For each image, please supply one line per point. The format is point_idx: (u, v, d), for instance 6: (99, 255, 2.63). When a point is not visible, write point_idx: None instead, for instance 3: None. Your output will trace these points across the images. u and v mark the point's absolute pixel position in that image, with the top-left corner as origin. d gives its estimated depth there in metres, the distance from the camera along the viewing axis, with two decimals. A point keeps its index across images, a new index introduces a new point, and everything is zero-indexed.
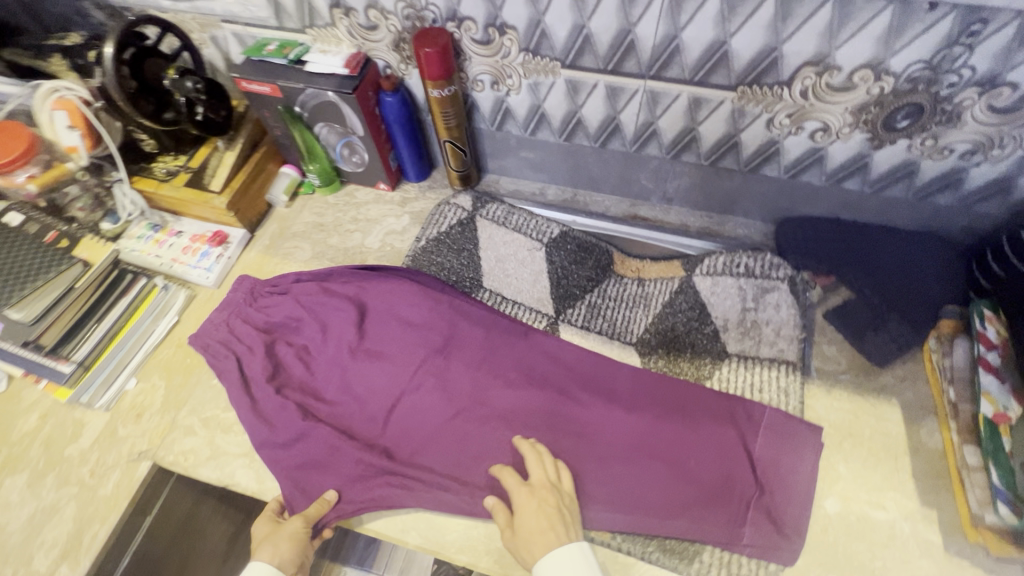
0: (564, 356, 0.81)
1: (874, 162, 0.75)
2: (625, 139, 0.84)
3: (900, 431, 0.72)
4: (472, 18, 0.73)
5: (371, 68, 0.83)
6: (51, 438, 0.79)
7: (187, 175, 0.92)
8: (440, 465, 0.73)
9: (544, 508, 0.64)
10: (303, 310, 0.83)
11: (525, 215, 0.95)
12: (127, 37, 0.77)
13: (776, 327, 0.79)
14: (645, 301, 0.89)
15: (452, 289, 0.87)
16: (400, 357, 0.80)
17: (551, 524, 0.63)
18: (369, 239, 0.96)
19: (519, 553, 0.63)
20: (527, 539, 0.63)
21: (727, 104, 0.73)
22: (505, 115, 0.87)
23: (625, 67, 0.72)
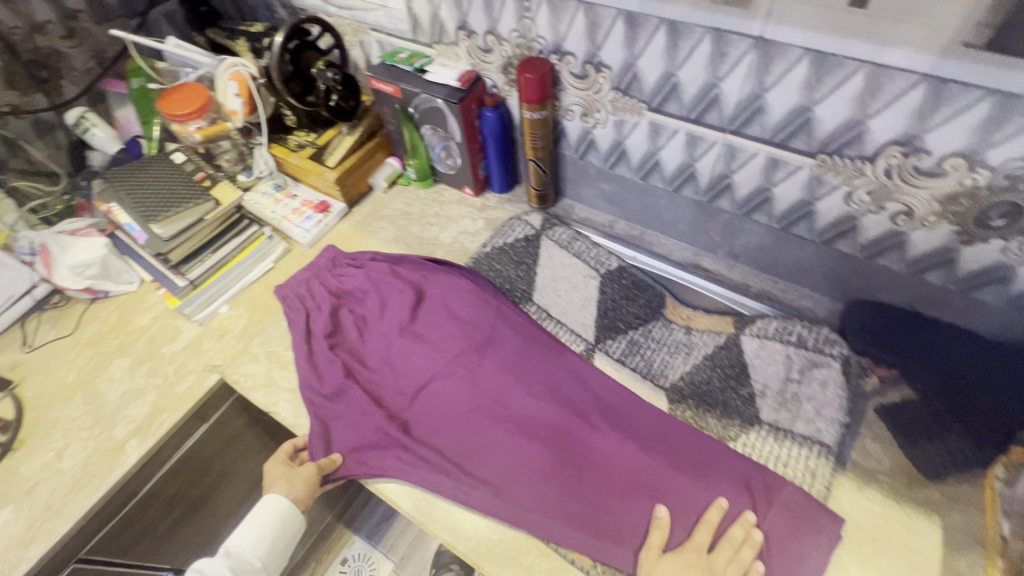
0: (590, 382, 0.84)
1: (961, 258, 0.70)
2: (699, 187, 0.86)
3: (934, 552, 0.66)
4: (573, 54, 0.80)
5: (479, 85, 0.93)
6: (155, 335, 0.96)
7: (312, 149, 1.09)
8: (449, 450, 0.77)
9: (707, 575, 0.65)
10: (372, 285, 0.95)
11: (589, 244, 0.99)
12: (295, 32, 0.94)
13: (817, 405, 0.75)
14: (688, 349, 0.88)
15: (503, 296, 0.94)
16: (441, 344, 0.88)
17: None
18: (443, 234, 1.05)
19: None
20: None
21: (805, 170, 0.73)
22: (588, 145, 0.93)
23: (707, 118, 0.75)
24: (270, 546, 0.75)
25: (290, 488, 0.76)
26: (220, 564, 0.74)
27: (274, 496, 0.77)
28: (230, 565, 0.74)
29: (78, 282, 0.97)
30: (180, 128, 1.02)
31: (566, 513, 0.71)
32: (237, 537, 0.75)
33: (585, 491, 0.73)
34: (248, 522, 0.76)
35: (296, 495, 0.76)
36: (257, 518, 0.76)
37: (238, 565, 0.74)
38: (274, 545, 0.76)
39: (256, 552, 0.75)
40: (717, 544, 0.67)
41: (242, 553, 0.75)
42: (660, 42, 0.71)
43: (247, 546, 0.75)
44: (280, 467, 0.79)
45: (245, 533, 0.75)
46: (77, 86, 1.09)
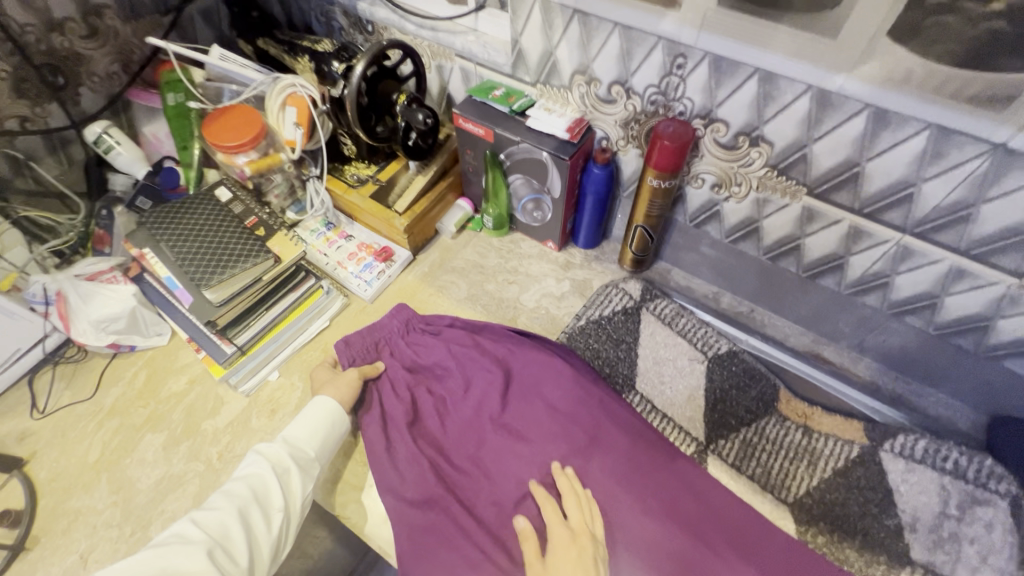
0: (709, 497, 0.73)
1: None
2: (843, 280, 0.75)
3: None
4: (726, 121, 0.67)
5: (590, 137, 0.80)
6: (193, 407, 0.82)
7: (375, 187, 0.94)
8: None
9: (580, 555, 0.64)
10: (453, 360, 0.82)
11: (695, 322, 0.88)
12: (377, 57, 0.79)
13: (981, 551, 0.66)
14: (811, 457, 0.78)
15: (603, 381, 0.82)
16: (538, 443, 0.76)
17: None
18: (525, 296, 0.93)
19: None
20: None
21: (998, 287, 0.63)
22: (711, 216, 0.81)
23: (886, 215, 0.64)
24: (326, 438, 0.72)
25: (344, 392, 0.75)
26: (278, 452, 0.68)
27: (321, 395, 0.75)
28: (289, 453, 0.68)
29: (102, 337, 0.83)
30: (226, 159, 0.86)
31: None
32: (292, 428, 0.71)
33: None
34: (299, 415, 0.73)
35: (344, 398, 0.75)
36: (308, 413, 0.73)
37: (296, 453, 0.69)
38: (328, 438, 0.72)
39: (312, 441, 0.70)
40: None
41: (300, 444, 0.70)
42: (855, 129, 0.59)
43: (305, 434, 0.71)
44: (326, 376, 0.78)
45: (299, 424, 0.71)
46: (98, 95, 0.91)
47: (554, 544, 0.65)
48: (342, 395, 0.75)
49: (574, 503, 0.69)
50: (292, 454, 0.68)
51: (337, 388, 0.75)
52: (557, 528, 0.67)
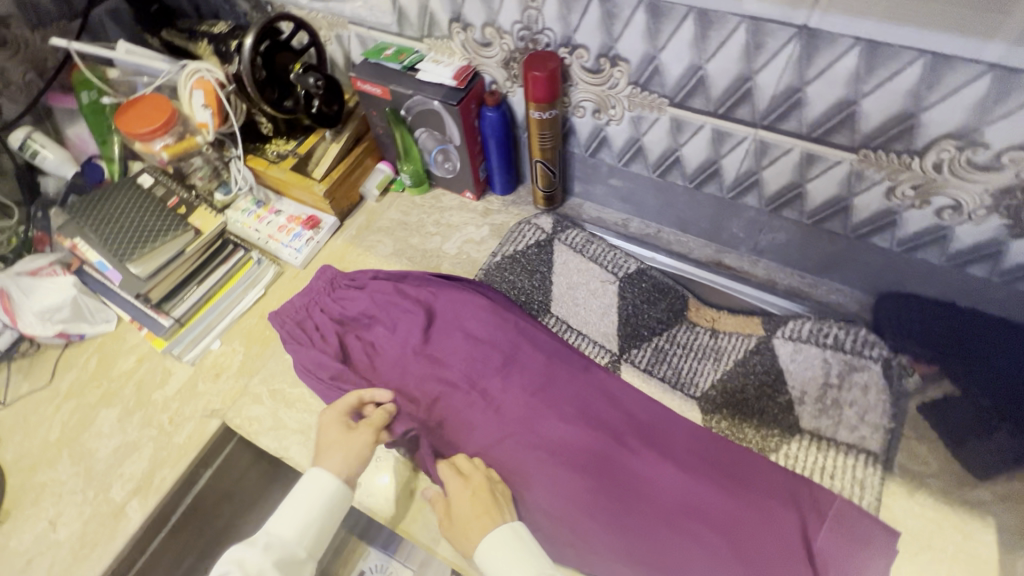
0: (622, 400, 0.79)
1: (1009, 251, 0.66)
2: (723, 184, 0.81)
3: (992, 556, 0.64)
4: (586, 46, 0.72)
5: (478, 82, 0.85)
6: (142, 381, 0.88)
7: (295, 159, 0.98)
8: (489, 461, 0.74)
9: (477, 494, 0.67)
10: (377, 308, 0.87)
11: (605, 247, 0.94)
12: (266, 32, 0.85)
13: (860, 411, 0.73)
14: (716, 355, 0.83)
15: (521, 309, 0.88)
16: (460, 369, 0.82)
17: None
18: (447, 245, 0.98)
19: None
20: None
21: (845, 166, 0.68)
22: (601, 143, 0.86)
23: (737, 113, 0.69)
24: (319, 535, 0.65)
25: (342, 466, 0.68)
26: (261, 557, 0.61)
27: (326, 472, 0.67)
28: (274, 559, 0.61)
29: (48, 328, 0.88)
30: (144, 147, 0.91)
31: (632, 551, 0.67)
32: (279, 520, 0.64)
33: (626, 522, 0.69)
34: (296, 489, 0.66)
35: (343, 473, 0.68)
36: (303, 496, 0.65)
37: (281, 555, 0.62)
38: (320, 528, 0.65)
39: (303, 541, 0.64)
40: (760, 567, 0.64)
41: (287, 545, 0.63)
42: (687, 33, 0.64)
43: (292, 533, 0.63)
44: (336, 430, 0.70)
45: (288, 509, 0.65)
46: (19, 104, 0.96)
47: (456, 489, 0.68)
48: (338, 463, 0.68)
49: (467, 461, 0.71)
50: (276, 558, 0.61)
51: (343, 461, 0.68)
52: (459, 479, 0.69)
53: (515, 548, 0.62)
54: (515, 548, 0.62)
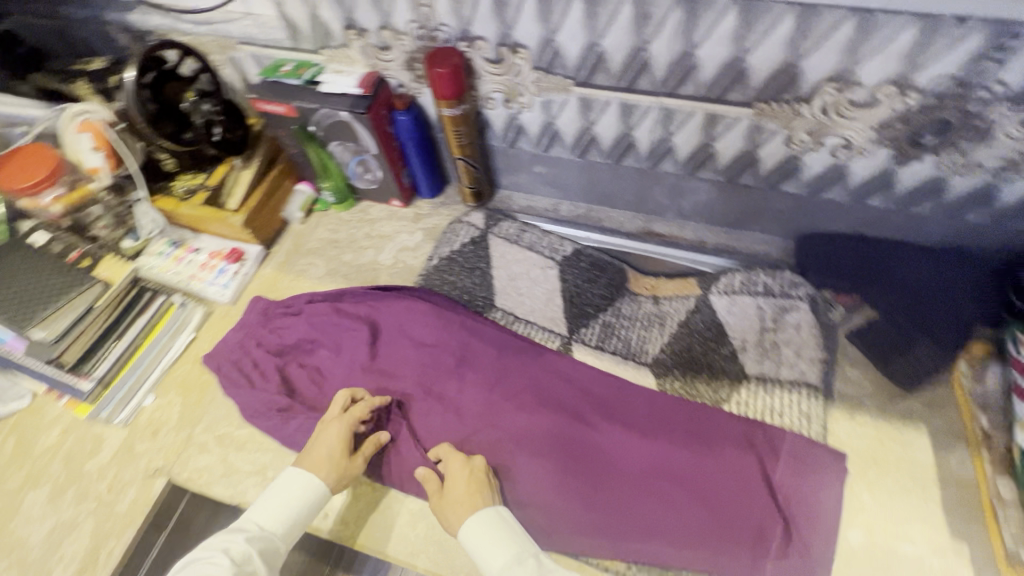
0: (577, 378, 0.80)
1: (899, 179, 0.72)
2: (640, 155, 0.83)
3: (928, 459, 0.69)
4: (484, 38, 0.73)
5: (385, 87, 0.83)
6: (71, 454, 0.81)
7: (206, 193, 0.92)
8: None
9: (473, 475, 0.68)
10: (318, 331, 0.84)
11: (539, 233, 0.94)
12: (149, 62, 0.79)
13: (797, 348, 0.77)
14: (661, 320, 0.86)
15: (466, 308, 0.87)
16: (413, 378, 0.80)
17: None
18: (382, 256, 0.96)
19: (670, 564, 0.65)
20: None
21: (744, 121, 0.71)
22: (517, 132, 0.87)
23: (639, 84, 0.71)
24: (298, 524, 0.63)
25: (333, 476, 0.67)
26: (241, 540, 0.59)
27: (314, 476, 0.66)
28: (253, 542, 0.60)
29: None
30: (30, 203, 0.82)
31: (608, 521, 0.68)
32: (262, 509, 0.63)
33: (599, 496, 0.69)
34: (280, 480, 0.66)
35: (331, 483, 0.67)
36: (284, 486, 0.65)
37: (260, 539, 0.60)
38: (298, 517, 0.64)
39: (283, 528, 0.62)
40: (729, 511, 0.66)
41: (267, 531, 0.62)
42: (577, 11, 0.65)
43: (272, 518, 0.63)
44: (339, 438, 0.69)
45: (270, 501, 0.64)
46: None
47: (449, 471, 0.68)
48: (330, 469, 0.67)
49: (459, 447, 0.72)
50: (254, 540, 0.60)
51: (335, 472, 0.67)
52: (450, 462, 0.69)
53: (489, 537, 0.61)
54: (488, 537, 0.61)
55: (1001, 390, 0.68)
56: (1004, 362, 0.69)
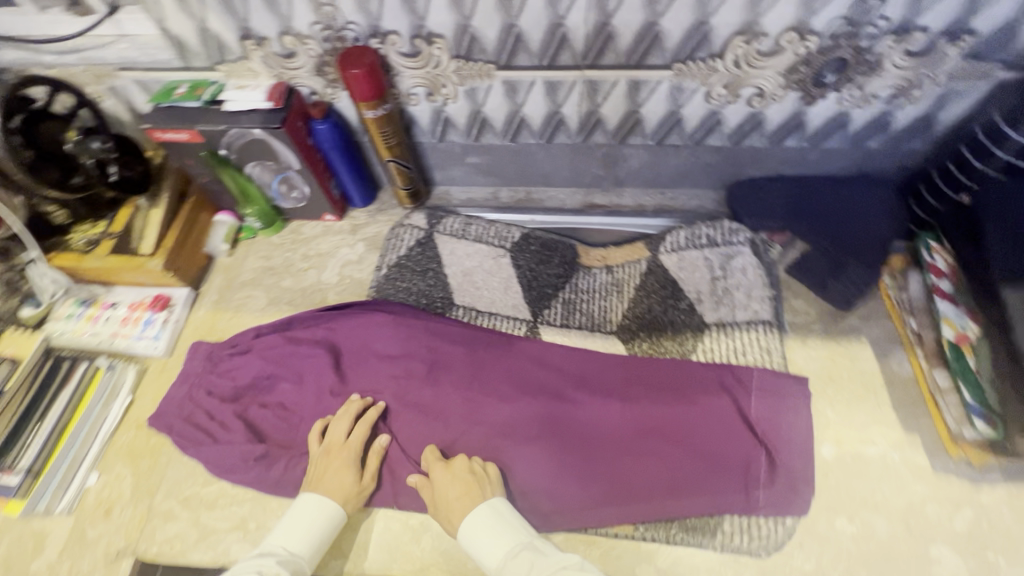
0: (551, 359, 0.81)
1: (808, 118, 0.77)
2: (570, 131, 0.84)
3: (874, 366, 0.76)
4: (397, 32, 0.70)
5: (297, 96, 0.78)
6: (9, 559, 0.71)
7: (112, 241, 0.84)
8: None
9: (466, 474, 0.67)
10: (274, 366, 0.79)
11: (484, 224, 0.93)
12: (12, 103, 0.70)
13: (747, 290, 0.81)
14: (618, 288, 0.89)
15: (426, 312, 0.85)
16: (387, 393, 0.77)
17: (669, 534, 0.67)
18: (326, 275, 0.91)
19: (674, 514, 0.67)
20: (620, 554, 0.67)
21: (666, 83, 0.73)
22: (445, 125, 0.84)
23: (561, 59, 0.71)
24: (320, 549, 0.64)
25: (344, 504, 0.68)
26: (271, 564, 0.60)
27: (334, 504, 0.66)
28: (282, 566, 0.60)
29: None
30: None
31: (609, 489, 0.69)
32: (285, 534, 0.64)
33: (595, 466, 0.71)
34: (303, 504, 0.66)
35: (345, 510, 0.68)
36: (305, 510, 0.66)
37: (287, 562, 0.61)
38: (319, 542, 0.64)
39: (306, 552, 0.63)
40: (716, 452, 0.70)
41: (293, 556, 0.62)
42: None
43: (296, 542, 0.63)
44: (344, 470, 0.69)
45: (292, 526, 0.64)
46: None
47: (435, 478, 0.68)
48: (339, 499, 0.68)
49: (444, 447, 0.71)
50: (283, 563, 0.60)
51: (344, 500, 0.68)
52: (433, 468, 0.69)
53: (485, 531, 0.62)
54: (484, 530, 0.62)
55: (922, 293, 0.75)
56: (919, 267, 0.76)
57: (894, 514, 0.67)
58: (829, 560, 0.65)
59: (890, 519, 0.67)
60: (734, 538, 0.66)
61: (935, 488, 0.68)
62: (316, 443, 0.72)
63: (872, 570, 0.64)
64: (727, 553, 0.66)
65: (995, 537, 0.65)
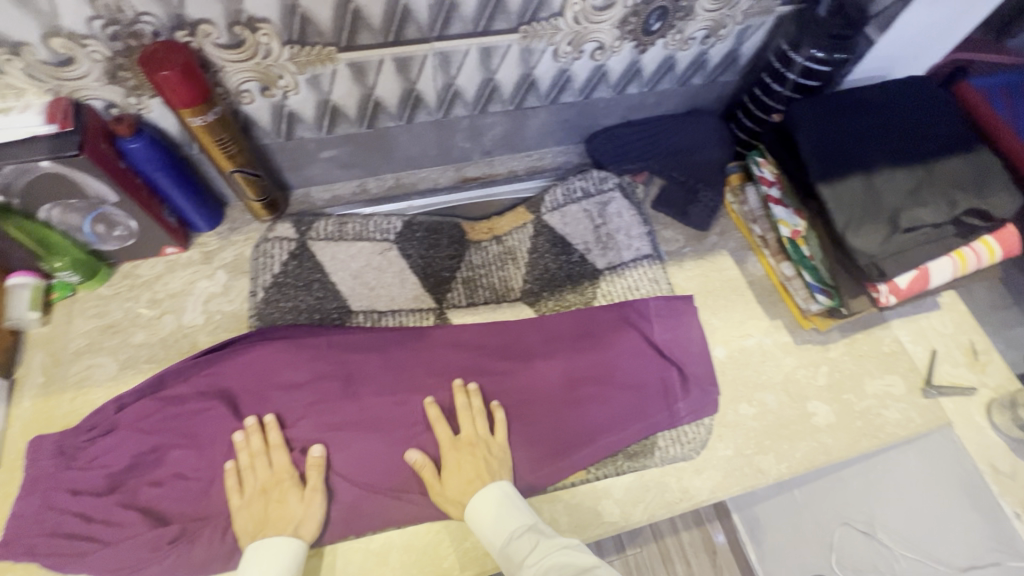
0: (468, 340, 0.80)
1: (643, 65, 0.84)
2: (430, 108, 0.80)
3: (737, 272, 0.89)
4: (208, 20, 0.59)
5: (89, 113, 0.63)
6: None
7: None
8: (399, 478, 0.69)
9: (478, 461, 0.67)
10: (156, 435, 0.67)
11: (361, 220, 0.87)
12: None
13: (626, 232, 0.88)
14: (512, 255, 0.90)
15: (324, 327, 0.78)
16: (306, 425, 0.70)
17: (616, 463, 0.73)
18: (188, 317, 0.78)
19: (618, 447, 0.73)
20: (583, 500, 0.71)
21: (515, 47, 0.74)
22: (290, 121, 0.75)
23: (407, 34, 0.67)
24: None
25: (291, 524, 0.63)
26: None
27: (286, 532, 0.62)
28: None
29: None
30: None
31: (558, 444, 0.72)
32: None
33: (539, 428, 0.73)
34: (252, 550, 0.61)
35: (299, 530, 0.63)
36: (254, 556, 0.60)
37: None
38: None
39: None
40: (638, 382, 0.76)
41: None
42: None
43: None
44: (277, 499, 0.64)
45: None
46: None
47: (446, 458, 0.67)
48: (288, 521, 0.63)
49: (464, 418, 0.70)
50: None
51: (291, 520, 0.63)
52: (447, 447, 0.67)
53: (492, 516, 0.63)
54: (489, 516, 0.63)
55: (758, 203, 0.87)
56: (752, 181, 0.87)
57: (777, 387, 0.80)
58: (742, 440, 0.76)
59: (776, 392, 0.80)
60: (668, 450, 0.74)
61: (800, 357, 0.83)
62: (236, 493, 0.65)
63: (774, 438, 0.77)
64: (667, 465, 0.73)
65: (845, 381, 0.82)
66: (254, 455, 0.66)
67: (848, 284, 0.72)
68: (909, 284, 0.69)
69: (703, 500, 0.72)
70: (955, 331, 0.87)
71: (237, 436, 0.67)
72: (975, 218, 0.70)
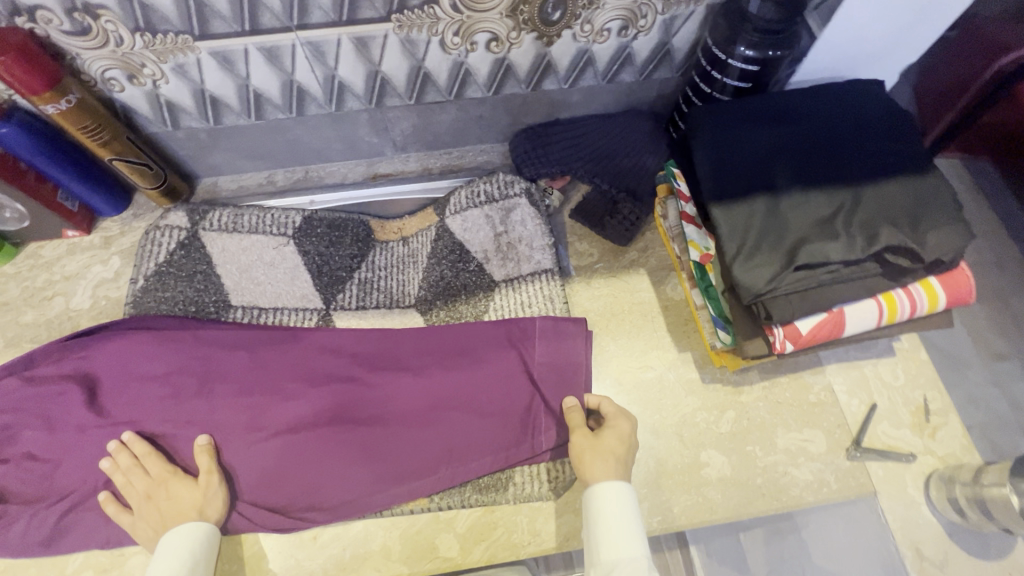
0: (342, 345, 0.75)
1: (554, 59, 0.76)
2: (319, 100, 0.77)
3: (651, 295, 0.79)
4: (43, 6, 0.58)
5: None
6: None
7: None
8: (232, 483, 0.67)
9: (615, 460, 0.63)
10: (10, 414, 0.69)
11: (257, 212, 0.84)
12: None
13: (528, 242, 0.81)
14: (414, 259, 0.86)
15: (192, 321, 0.76)
16: (154, 418, 0.69)
17: (467, 495, 0.68)
18: (76, 300, 0.80)
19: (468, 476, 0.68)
20: (422, 530, 0.67)
21: (391, 37, 0.68)
22: (171, 110, 0.74)
23: (263, 22, 0.63)
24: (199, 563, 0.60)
25: (191, 513, 0.62)
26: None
27: (189, 518, 0.62)
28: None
29: None
30: None
31: (403, 468, 0.68)
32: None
33: (388, 446, 0.69)
34: (164, 542, 0.60)
35: (201, 516, 0.63)
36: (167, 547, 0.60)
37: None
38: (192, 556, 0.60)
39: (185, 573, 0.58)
40: (506, 407, 0.70)
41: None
42: None
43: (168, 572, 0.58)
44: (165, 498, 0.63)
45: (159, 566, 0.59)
46: None
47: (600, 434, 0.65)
48: (188, 510, 0.63)
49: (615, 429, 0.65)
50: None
51: (190, 510, 0.63)
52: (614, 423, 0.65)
53: (625, 526, 0.57)
54: (621, 521, 0.58)
55: (677, 219, 0.77)
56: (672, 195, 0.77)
57: (669, 430, 0.71)
58: None
59: (666, 436, 0.71)
60: (524, 488, 0.68)
61: (704, 399, 0.73)
62: (128, 511, 0.64)
63: (652, 487, 0.68)
64: (521, 504, 0.68)
65: (753, 430, 0.71)
66: (132, 464, 0.65)
67: (745, 322, 0.62)
68: (811, 330, 0.59)
69: (551, 546, 0.67)
70: (907, 385, 0.74)
71: (109, 450, 0.66)
72: (901, 257, 0.57)
